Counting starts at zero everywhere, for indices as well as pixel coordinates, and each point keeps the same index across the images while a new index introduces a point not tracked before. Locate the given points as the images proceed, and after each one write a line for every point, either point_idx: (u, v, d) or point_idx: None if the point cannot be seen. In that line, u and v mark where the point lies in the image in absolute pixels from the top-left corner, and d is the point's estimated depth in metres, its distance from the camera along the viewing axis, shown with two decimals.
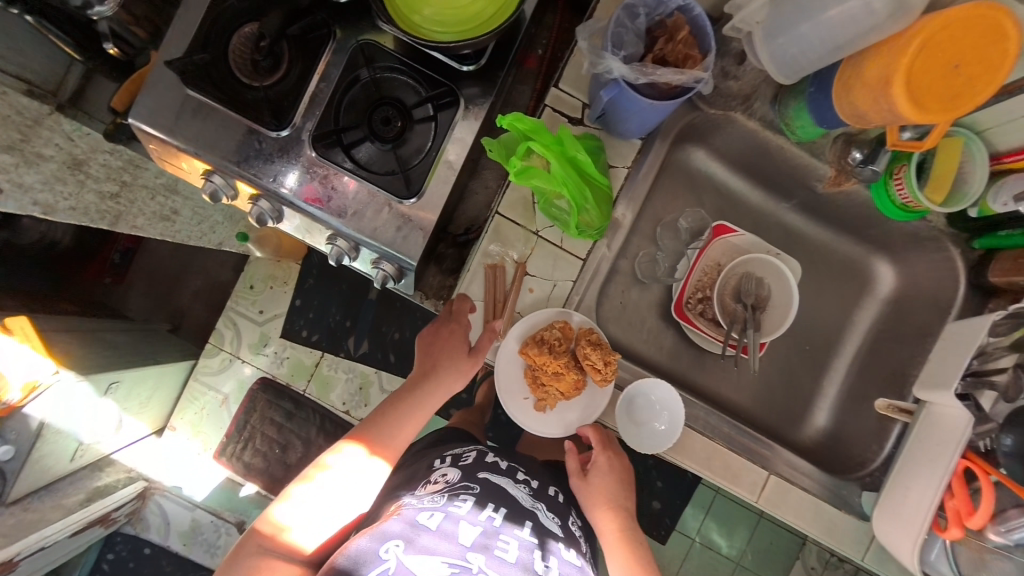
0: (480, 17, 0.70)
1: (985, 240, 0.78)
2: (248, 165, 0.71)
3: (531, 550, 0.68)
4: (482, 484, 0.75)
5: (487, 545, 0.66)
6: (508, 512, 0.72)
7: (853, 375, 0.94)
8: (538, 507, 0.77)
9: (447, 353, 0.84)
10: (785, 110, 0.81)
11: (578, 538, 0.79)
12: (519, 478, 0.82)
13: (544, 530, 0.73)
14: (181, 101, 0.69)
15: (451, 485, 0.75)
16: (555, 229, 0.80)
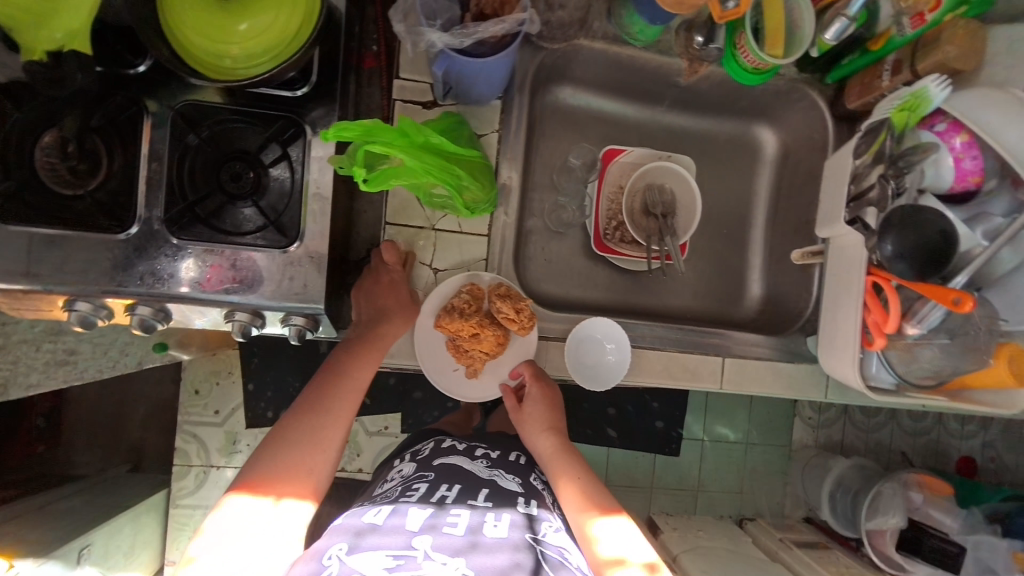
0: (289, 33, 0.63)
1: (835, 75, 0.83)
2: (112, 277, 0.66)
3: (482, 517, 0.66)
4: (437, 469, 0.76)
5: (434, 525, 0.63)
6: (461, 489, 0.72)
7: (770, 237, 0.97)
8: (495, 474, 0.77)
9: (388, 300, 0.74)
10: (620, 20, 0.79)
11: (542, 489, 0.78)
12: (479, 453, 0.83)
13: (501, 493, 0.73)
14: (8, 240, 0.64)
15: (406, 477, 0.77)
16: (450, 217, 0.76)
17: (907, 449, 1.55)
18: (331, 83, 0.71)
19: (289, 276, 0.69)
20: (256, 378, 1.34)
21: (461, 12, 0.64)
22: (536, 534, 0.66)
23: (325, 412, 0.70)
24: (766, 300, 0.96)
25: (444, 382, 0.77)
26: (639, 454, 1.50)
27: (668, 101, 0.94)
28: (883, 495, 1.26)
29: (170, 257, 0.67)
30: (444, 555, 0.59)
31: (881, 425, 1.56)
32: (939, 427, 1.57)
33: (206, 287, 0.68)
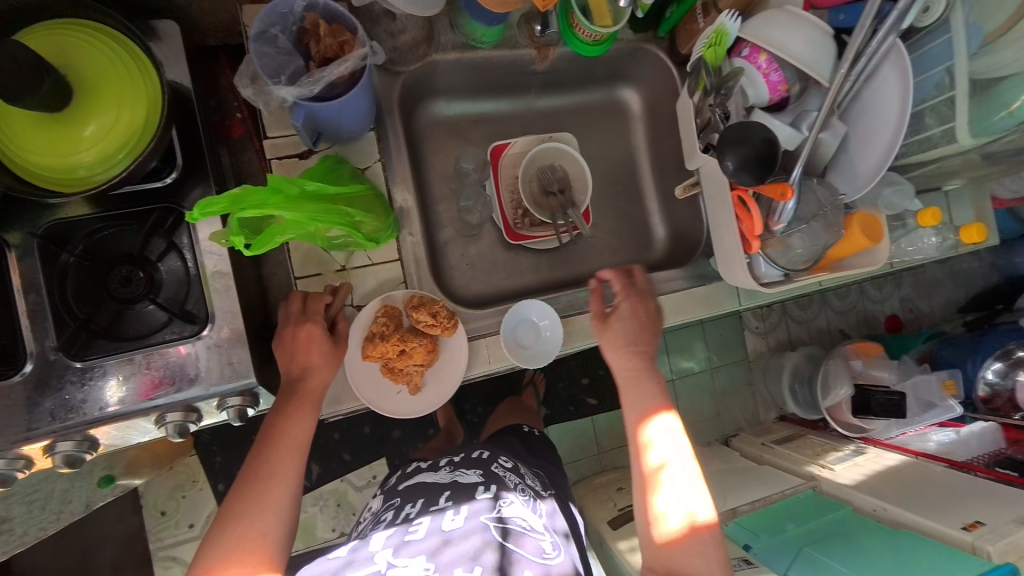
0: (138, 124, 0.61)
1: (665, 28, 0.90)
2: (22, 422, 0.63)
3: (440, 517, 0.71)
4: (403, 492, 0.81)
5: (395, 538, 0.68)
6: (423, 499, 0.76)
7: (658, 182, 1.05)
8: (457, 475, 0.82)
9: (311, 354, 0.70)
10: (462, 28, 0.80)
11: (506, 472, 0.83)
12: (443, 463, 0.88)
13: (460, 489, 0.77)
14: None
15: (378, 512, 0.81)
16: (358, 253, 0.78)
17: (843, 326, 1.74)
18: (198, 158, 0.70)
19: (211, 361, 0.68)
20: (224, 476, 1.39)
21: (304, 61, 0.65)
22: (488, 511, 0.71)
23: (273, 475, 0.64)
24: (671, 237, 1.05)
25: (391, 407, 0.77)
26: (621, 412, 1.58)
27: (535, 88, 0.98)
28: (829, 372, 1.41)
29: (89, 381, 0.65)
30: (407, 558, 0.64)
31: (816, 314, 1.73)
32: (862, 298, 1.76)
33: (138, 397, 0.66)
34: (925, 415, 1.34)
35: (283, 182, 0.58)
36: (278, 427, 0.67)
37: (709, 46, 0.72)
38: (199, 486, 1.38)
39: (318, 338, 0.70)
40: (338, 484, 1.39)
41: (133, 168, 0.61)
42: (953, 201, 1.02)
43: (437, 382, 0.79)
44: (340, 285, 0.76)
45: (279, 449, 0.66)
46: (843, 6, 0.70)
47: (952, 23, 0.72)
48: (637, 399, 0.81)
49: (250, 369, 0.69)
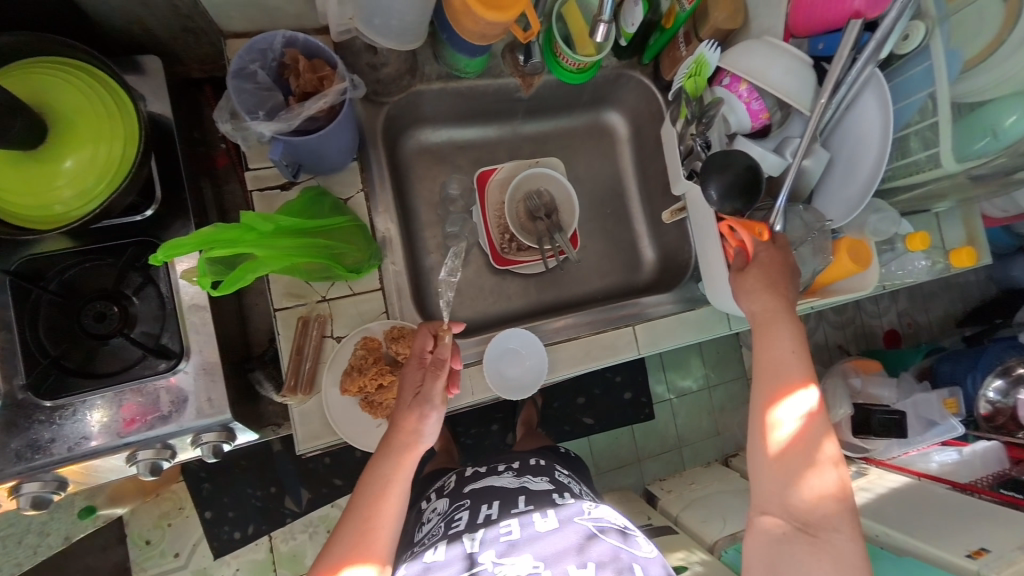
0: (116, 158, 0.61)
1: (649, 54, 0.90)
2: None
3: (529, 519, 0.72)
4: (470, 494, 0.81)
5: (491, 540, 0.68)
6: (501, 501, 0.77)
7: (646, 204, 1.05)
8: (525, 482, 0.83)
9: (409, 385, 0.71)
10: (447, 60, 0.81)
11: (567, 481, 0.87)
12: (502, 468, 0.90)
13: (536, 493, 0.79)
14: None
15: (445, 513, 0.81)
16: (339, 283, 0.76)
17: (841, 341, 1.73)
18: (177, 191, 0.69)
19: (181, 398, 0.66)
20: (212, 505, 1.35)
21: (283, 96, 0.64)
22: (582, 516, 0.73)
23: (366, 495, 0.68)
24: (660, 260, 1.05)
25: (372, 442, 0.75)
26: (618, 431, 1.55)
27: (521, 114, 0.98)
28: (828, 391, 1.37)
29: (66, 416, 0.63)
30: (512, 557, 0.65)
31: (813, 329, 1.71)
32: (858, 312, 1.75)
33: (120, 427, 0.64)
34: (927, 433, 1.29)
35: (257, 221, 0.56)
36: (383, 452, 0.69)
37: (690, 77, 0.72)
38: (185, 514, 1.34)
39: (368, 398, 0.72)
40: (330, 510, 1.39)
41: (110, 202, 0.60)
42: (943, 220, 1.02)
43: None
44: (318, 317, 0.75)
45: (370, 505, 0.67)
46: (823, 34, 0.70)
47: (930, 51, 0.73)
48: (784, 367, 0.66)
49: (224, 406, 0.67)
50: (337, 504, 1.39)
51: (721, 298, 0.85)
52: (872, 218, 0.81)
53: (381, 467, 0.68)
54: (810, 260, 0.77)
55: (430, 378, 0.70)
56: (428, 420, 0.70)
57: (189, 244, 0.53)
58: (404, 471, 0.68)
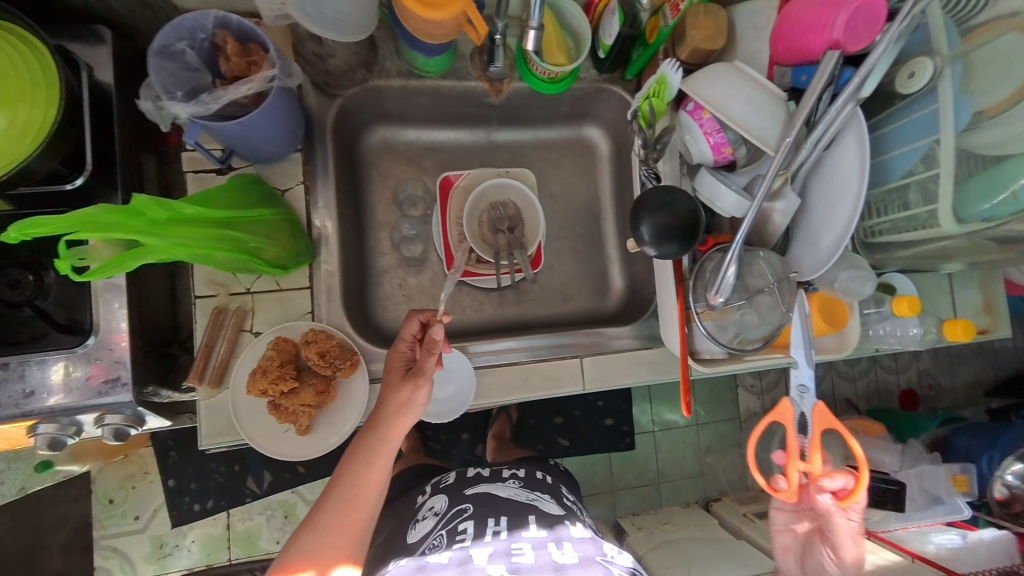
0: (35, 123, 0.60)
1: (632, 70, 0.86)
2: None
3: (544, 543, 0.70)
4: (473, 501, 0.81)
5: (505, 560, 0.67)
6: (509, 518, 0.76)
7: (622, 228, 0.99)
8: (534, 499, 0.83)
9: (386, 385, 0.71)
10: (407, 57, 0.79)
11: (576, 510, 0.85)
12: (507, 477, 0.89)
13: (547, 516, 0.78)
14: None
15: (443, 514, 0.81)
16: (265, 278, 0.74)
17: (851, 395, 1.58)
18: (109, 163, 0.70)
19: (78, 377, 0.64)
20: (176, 473, 1.33)
21: (212, 78, 0.65)
22: (604, 558, 0.70)
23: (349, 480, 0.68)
24: (628, 290, 0.97)
25: (275, 447, 0.70)
26: (595, 457, 1.45)
27: (495, 121, 0.95)
28: None
29: (1, 375, 0.63)
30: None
31: (821, 378, 1.57)
32: (875, 366, 1.60)
33: (77, 389, 0.64)
34: (929, 510, 1.14)
35: (150, 207, 0.53)
36: (369, 442, 0.69)
37: (647, 99, 0.67)
38: (149, 479, 1.34)
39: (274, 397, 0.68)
40: (288, 496, 1.37)
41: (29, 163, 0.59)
42: (956, 284, 0.90)
43: (330, 426, 0.72)
44: (239, 310, 0.72)
45: (351, 487, 0.68)
46: (806, 66, 0.66)
47: (937, 93, 0.63)
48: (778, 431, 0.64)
49: (127, 389, 0.65)
50: (296, 490, 1.37)
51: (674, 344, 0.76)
52: (845, 274, 0.70)
53: (366, 445, 0.69)
54: (769, 312, 0.67)
55: (425, 354, 0.71)
56: (414, 397, 0.70)
57: (49, 229, 0.50)
58: (386, 445, 0.69)
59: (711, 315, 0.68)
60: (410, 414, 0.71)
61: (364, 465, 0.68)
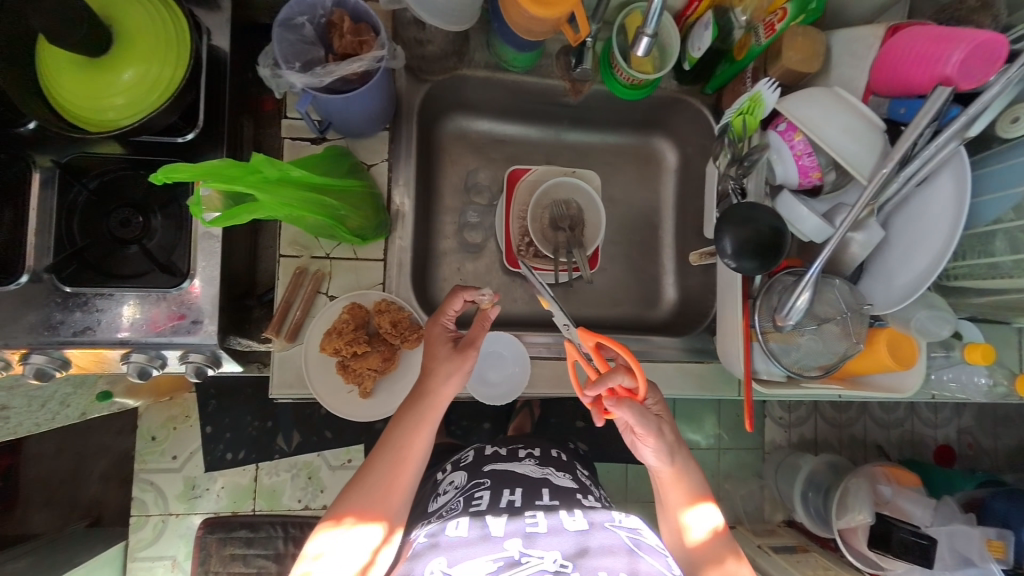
0: (165, 80, 0.66)
1: (713, 84, 0.86)
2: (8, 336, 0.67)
3: (557, 515, 0.69)
4: (490, 475, 0.81)
5: (518, 527, 0.66)
6: (524, 490, 0.76)
7: (678, 240, 1.00)
8: (548, 474, 0.83)
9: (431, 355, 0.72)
10: (498, 50, 0.82)
11: (591, 485, 0.85)
12: (522, 455, 0.89)
13: (561, 489, 0.78)
14: None
15: (462, 487, 0.81)
16: (344, 245, 0.78)
17: (883, 442, 1.51)
18: (217, 121, 0.75)
19: (171, 312, 0.70)
20: (213, 420, 1.37)
21: (324, 53, 0.68)
22: (614, 523, 0.70)
23: (394, 440, 0.72)
24: (680, 302, 0.97)
25: (337, 405, 0.74)
26: (615, 466, 1.37)
27: (567, 120, 0.97)
28: (849, 492, 1.22)
29: (105, 304, 0.69)
30: (540, 550, 0.63)
31: (854, 419, 1.51)
32: (912, 416, 1.54)
33: (146, 327, 0.70)
34: (959, 571, 1.10)
35: (265, 165, 0.57)
36: (415, 408, 0.72)
37: (740, 114, 0.67)
38: (190, 423, 1.37)
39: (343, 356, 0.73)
40: (313, 458, 1.38)
41: (152, 118, 0.66)
42: None
43: (389, 392, 0.77)
44: (317, 273, 0.77)
45: (400, 449, 0.71)
46: (906, 99, 0.66)
47: None
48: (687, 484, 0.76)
49: (213, 333, 0.71)
50: (322, 454, 1.38)
51: (728, 359, 0.77)
52: (922, 314, 0.71)
53: (411, 412, 0.71)
54: (835, 341, 0.68)
55: (476, 328, 0.72)
56: (462, 370, 0.71)
57: (187, 174, 0.56)
58: (431, 413, 0.72)
59: (775, 335, 0.68)
60: (450, 387, 0.72)
61: (407, 429, 0.71)
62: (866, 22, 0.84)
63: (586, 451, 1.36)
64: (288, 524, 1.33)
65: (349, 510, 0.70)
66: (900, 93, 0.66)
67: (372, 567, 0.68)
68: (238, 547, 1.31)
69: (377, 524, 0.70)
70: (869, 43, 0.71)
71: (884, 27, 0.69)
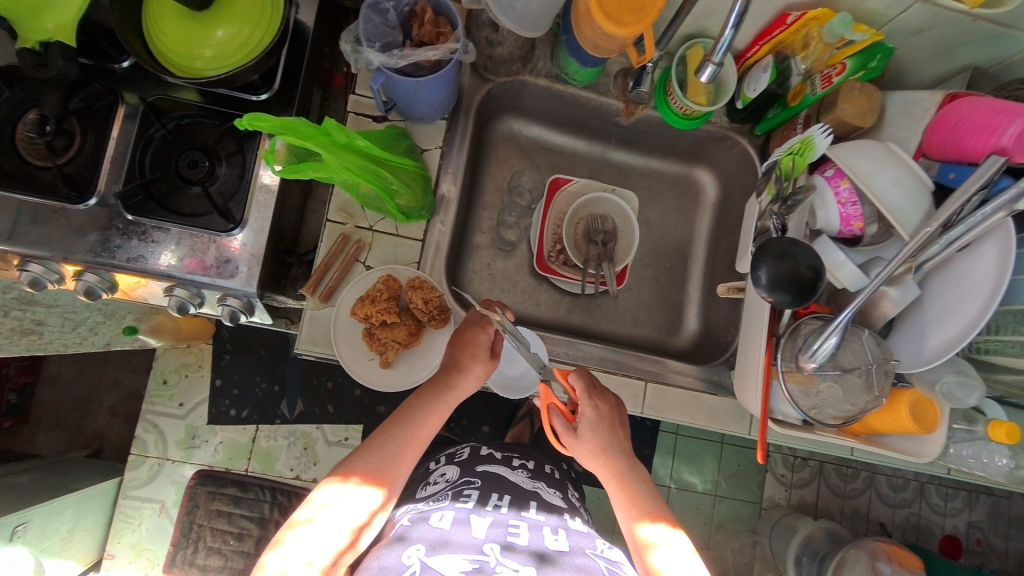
0: (253, 42, 0.71)
1: (762, 126, 0.87)
2: (71, 252, 0.72)
3: (541, 528, 0.67)
4: (482, 476, 0.79)
5: (500, 533, 0.64)
6: (512, 498, 0.74)
7: (707, 273, 1.00)
8: (539, 487, 0.80)
9: (466, 353, 0.73)
10: (561, 62, 0.85)
11: (580, 506, 0.83)
12: (516, 463, 0.87)
13: (548, 504, 0.75)
14: (15, 209, 0.70)
15: (452, 481, 0.80)
16: (387, 220, 0.82)
17: (886, 520, 1.46)
18: (292, 87, 0.79)
19: (219, 255, 0.75)
20: (224, 374, 1.41)
21: (403, 38, 0.73)
22: (595, 551, 0.65)
23: (414, 416, 0.73)
24: (701, 334, 0.98)
25: (356, 370, 0.77)
26: (604, 492, 1.36)
27: (615, 140, 1.00)
28: (846, 563, 1.22)
29: (159, 237, 0.74)
30: (516, 562, 0.59)
31: (859, 491, 1.46)
32: (921, 500, 1.49)
33: (193, 265, 0.74)
34: None
35: (335, 130, 0.64)
36: (443, 389, 0.73)
37: (789, 154, 0.68)
38: (202, 372, 1.40)
39: (376, 326, 0.75)
40: (313, 429, 1.40)
41: (235, 73, 0.71)
42: None
43: (408, 366, 0.79)
44: (358, 241, 0.80)
45: (418, 425, 0.73)
46: (957, 164, 0.66)
47: None
48: (634, 501, 0.71)
49: (254, 282, 0.75)
50: (322, 426, 1.41)
51: (744, 394, 0.77)
52: (950, 378, 0.70)
53: (433, 397, 0.73)
54: (856, 393, 0.67)
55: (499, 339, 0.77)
56: (484, 375, 0.75)
57: (266, 125, 0.61)
58: (450, 402, 0.75)
59: (797, 378, 0.67)
60: (470, 385, 0.75)
61: (429, 408, 0.73)
62: (926, 88, 0.85)
63: (580, 471, 1.35)
64: (276, 490, 1.35)
65: (356, 470, 0.70)
66: (952, 157, 0.66)
67: (365, 530, 0.67)
68: (225, 504, 1.33)
69: (378, 489, 0.70)
70: (927, 106, 0.71)
71: (942, 93, 0.70)
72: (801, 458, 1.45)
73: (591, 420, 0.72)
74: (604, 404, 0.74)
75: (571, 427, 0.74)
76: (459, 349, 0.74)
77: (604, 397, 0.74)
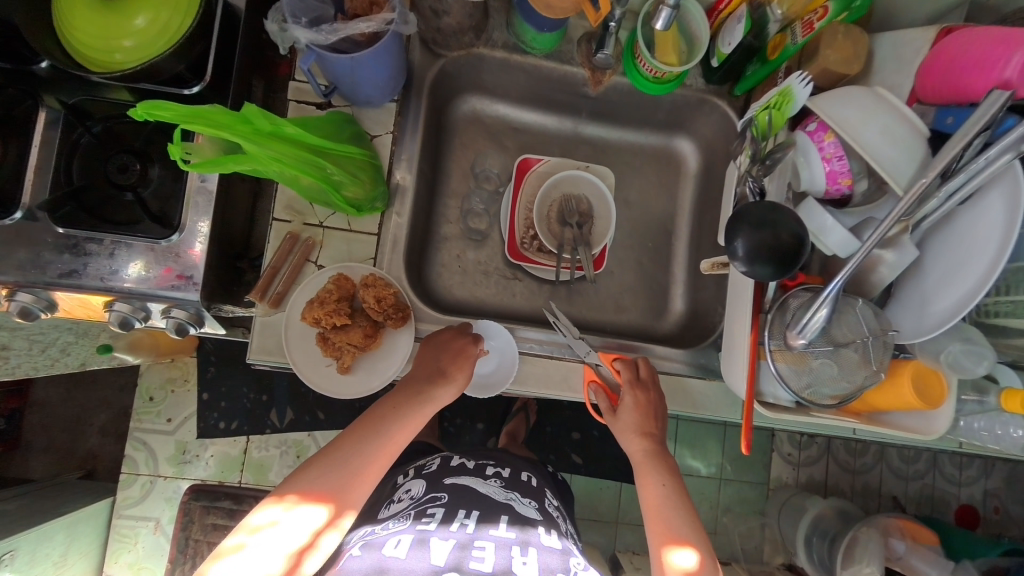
0: (174, 28, 0.65)
1: (742, 86, 0.81)
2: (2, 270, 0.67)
3: (509, 547, 0.62)
4: (449, 490, 0.74)
5: (461, 558, 0.59)
6: (481, 513, 0.68)
7: (693, 250, 0.94)
8: (511, 499, 0.74)
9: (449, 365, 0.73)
10: (516, 29, 0.79)
11: (557, 517, 0.77)
12: (489, 472, 0.82)
13: (522, 517, 0.70)
14: None
15: (417, 498, 0.74)
16: (338, 215, 0.76)
17: (900, 493, 1.41)
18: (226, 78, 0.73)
19: (154, 265, 0.69)
20: (211, 387, 1.36)
21: (335, 12, 0.67)
22: None
23: (380, 430, 0.69)
24: (689, 315, 0.92)
25: (314, 378, 0.72)
26: (604, 483, 1.32)
27: (586, 113, 0.93)
28: (857, 542, 1.13)
29: (94, 249, 0.68)
30: None
31: (870, 466, 1.41)
32: (934, 470, 1.43)
33: (129, 277, 0.69)
34: None
35: (256, 116, 0.57)
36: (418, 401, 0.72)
37: (766, 109, 0.62)
38: (188, 387, 1.36)
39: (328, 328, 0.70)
40: (303, 437, 1.37)
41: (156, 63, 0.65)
42: None
43: (369, 370, 0.74)
44: (308, 239, 0.75)
45: (380, 441, 0.69)
46: (956, 108, 0.59)
47: None
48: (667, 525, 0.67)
49: (196, 291, 0.70)
50: (313, 434, 1.37)
51: (731, 374, 0.71)
52: (956, 347, 0.63)
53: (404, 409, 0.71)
54: (852, 370, 0.61)
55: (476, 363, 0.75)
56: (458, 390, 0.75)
57: (171, 114, 0.54)
58: (422, 414, 0.73)
59: (786, 356, 0.62)
60: (442, 399, 0.74)
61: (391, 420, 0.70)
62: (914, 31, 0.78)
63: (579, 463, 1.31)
64: None
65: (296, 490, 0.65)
66: (948, 99, 0.59)
67: (308, 553, 0.61)
68: (220, 517, 1.29)
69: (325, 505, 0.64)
70: (918, 46, 0.65)
71: (934, 31, 0.64)
72: (808, 436, 1.39)
73: (628, 406, 0.74)
74: (652, 396, 0.76)
75: (612, 408, 0.77)
76: (443, 360, 0.73)
77: (652, 388, 0.76)
